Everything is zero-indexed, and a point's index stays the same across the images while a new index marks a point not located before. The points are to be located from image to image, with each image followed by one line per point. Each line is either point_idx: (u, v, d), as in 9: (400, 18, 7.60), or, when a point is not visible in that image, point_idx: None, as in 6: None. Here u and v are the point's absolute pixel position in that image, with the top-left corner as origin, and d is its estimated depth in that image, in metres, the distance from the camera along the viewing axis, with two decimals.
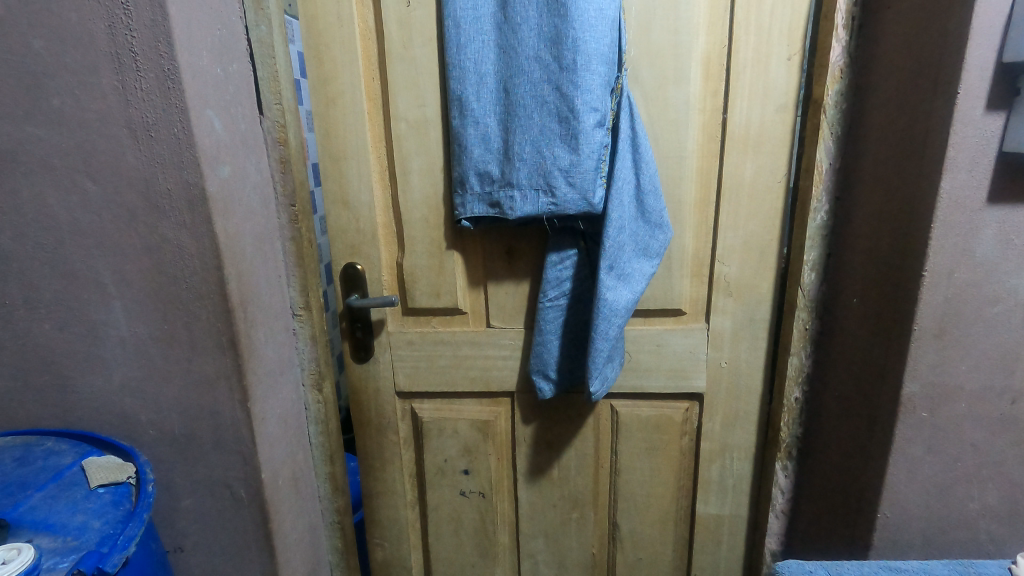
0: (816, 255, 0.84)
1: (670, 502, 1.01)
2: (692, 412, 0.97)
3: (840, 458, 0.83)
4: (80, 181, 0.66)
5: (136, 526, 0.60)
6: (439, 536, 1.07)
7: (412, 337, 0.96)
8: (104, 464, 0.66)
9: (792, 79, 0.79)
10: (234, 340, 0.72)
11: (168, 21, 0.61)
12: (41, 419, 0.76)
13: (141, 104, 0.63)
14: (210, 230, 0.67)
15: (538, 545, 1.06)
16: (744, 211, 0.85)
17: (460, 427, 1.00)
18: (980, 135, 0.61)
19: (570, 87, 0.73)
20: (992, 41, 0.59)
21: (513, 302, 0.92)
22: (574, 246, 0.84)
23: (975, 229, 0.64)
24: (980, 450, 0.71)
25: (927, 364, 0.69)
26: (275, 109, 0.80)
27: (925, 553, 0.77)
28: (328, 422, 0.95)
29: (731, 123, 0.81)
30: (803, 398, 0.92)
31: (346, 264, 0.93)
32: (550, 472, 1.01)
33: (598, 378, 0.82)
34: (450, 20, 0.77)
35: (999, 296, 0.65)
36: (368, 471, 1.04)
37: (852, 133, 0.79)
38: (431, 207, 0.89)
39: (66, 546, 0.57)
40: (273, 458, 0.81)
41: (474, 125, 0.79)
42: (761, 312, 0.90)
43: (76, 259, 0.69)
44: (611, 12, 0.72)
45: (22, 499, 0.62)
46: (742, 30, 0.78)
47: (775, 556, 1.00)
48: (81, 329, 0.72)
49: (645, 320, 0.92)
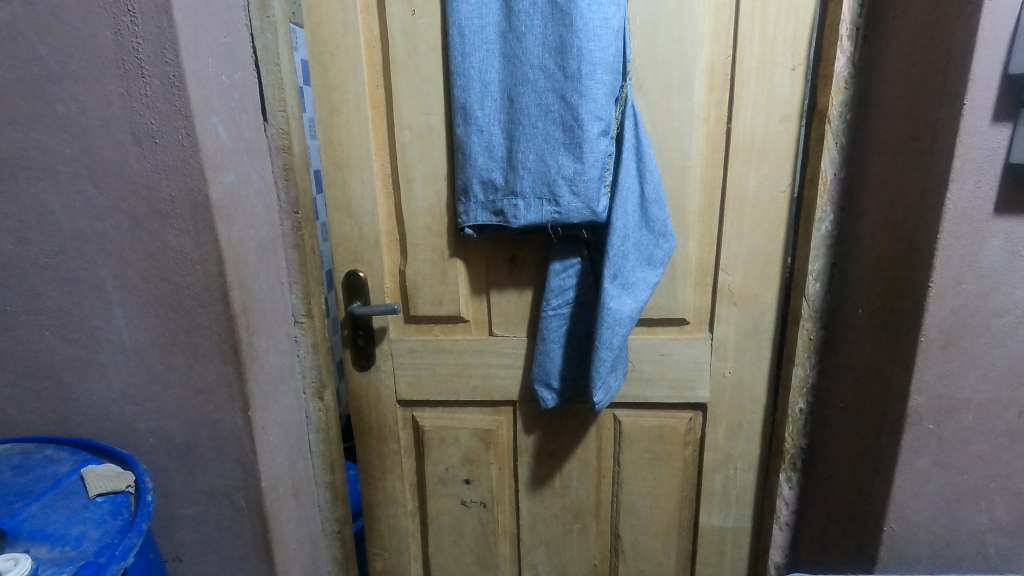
0: (821, 265, 0.84)
1: (673, 512, 1.00)
2: (696, 422, 0.96)
3: (845, 470, 0.82)
4: (84, 188, 0.66)
5: (135, 535, 0.59)
6: (439, 546, 1.06)
7: (413, 344, 0.95)
8: (103, 473, 0.65)
9: (796, 90, 0.79)
10: (236, 347, 0.71)
11: (175, 29, 0.61)
12: (40, 427, 0.75)
13: (145, 110, 0.63)
14: (213, 237, 0.67)
15: (539, 556, 1.05)
16: (749, 220, 0.85)
17: (461, 435, 0.99)
18: (986, 147, 0.61)
19: (575, 96, 0.73)
20: (999, 52, 0.59)
21: (515, 310, 0.92)
22: (577, 254, 0.84)
23: (983, 240, 0.64)
24: (987, 464, 0.71)
25: (934, 376, 0.68)
26: (280, 117, 0.80)
27: (931, 568, 0.76)
28: (329, 429, 0.94)
29: (734, 133, 0.81)
30: (808, 409, 0.91)
31: (349, 272, 0.92)
32: (551, 481, 1.00)
33: (601, 388, 0.82)
34: (454, 28, 0.77)
35: (1006, 307, 0.65)
36: (368, 480, 1.04)
37: (858, 142, 0.79)
38: (434, 215, 0.88)
39: (64, 556, 0.56)
40: (274, 467, 0.80)
41: (478, 133, 0.79)
42: (766, 321, 0.89)
43: (77, 266, 0.69)
44: (616, 21, 0.72)
45: (20, 508, 0.61)
46: (746, 40, 0.78)
47: (780, 569, 0.99)
48: (82, 336, 0.71)
49: (649, 329, 0.92)
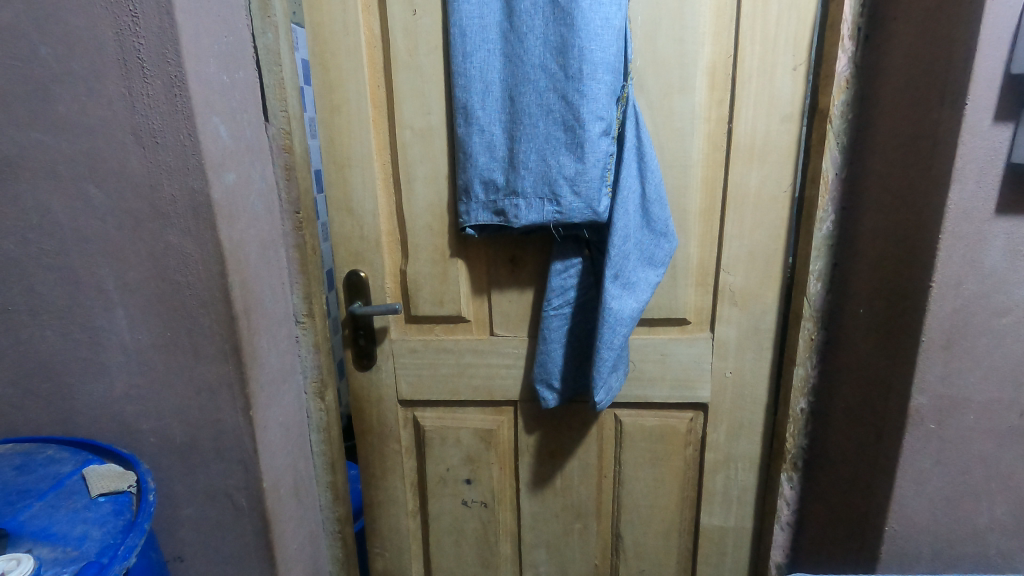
0: (822, 265, 0.84)
1: (674, 512, 1.00)
2: (696, 422, 0.96)
3: (847, 470, 0.82)
4: (86, 188, 0.66)
5: (137, 536, 0.59)
6: (440, 546, 1.06)
7: (414, 344, 0.95)
8: (104, 473, 0.65)
9: (798, 89, 0.79)
10: (237, 347, 0.71)
11: (176, 29, 0.61)
12: (41, 427, 0.75)
13: (147, 110, 0.63)
14: (214, 237, 0.67)
15: (540, 556, 1.05)
16: (751, 220, 0.85)
17: (462, 435, 1.00)
18: (987, 146, 0.61)
19: (575, 95, 0.73)
20: (1001, 52, 0.58)
21: (516, 310, 0.92)
22: (578, 255, 0.84)
23: (984, 240, 0.63)
24: (989, 464, 0.71)
25: (936, 376, 0.68)
26: (281, 117, 0.80)
27: (933, 568, 0.76)
28: (330, 429, 0.94)
29: (736, 133, 0.81)
30: (809, 409, 0.91)
31: (350, 271, 0.92)
32: (552, 481, 1.00)
33: (602, 387, 0.82)
34: (455, 28, 0.77)
35: (1008, 307, 0.65)
36: (369, 480, 1.04)
37: (859, 142, 0.79)
38: (435, 215, 0.89)
39: (66, 556, 0.56)
40: (275, 467, 0.80)
41: (479, 133, 0.79)
42: (767, 321, 0.89)
43: (79, 266, 0.69)
44: (617, 21, 0.72)
45: (22, 508, 0.61)
46: (748, 40, 0.78)
47: (781, 569, 0.99)
48: (83, 336, 0.71)
49: (650, 329, 0.92)
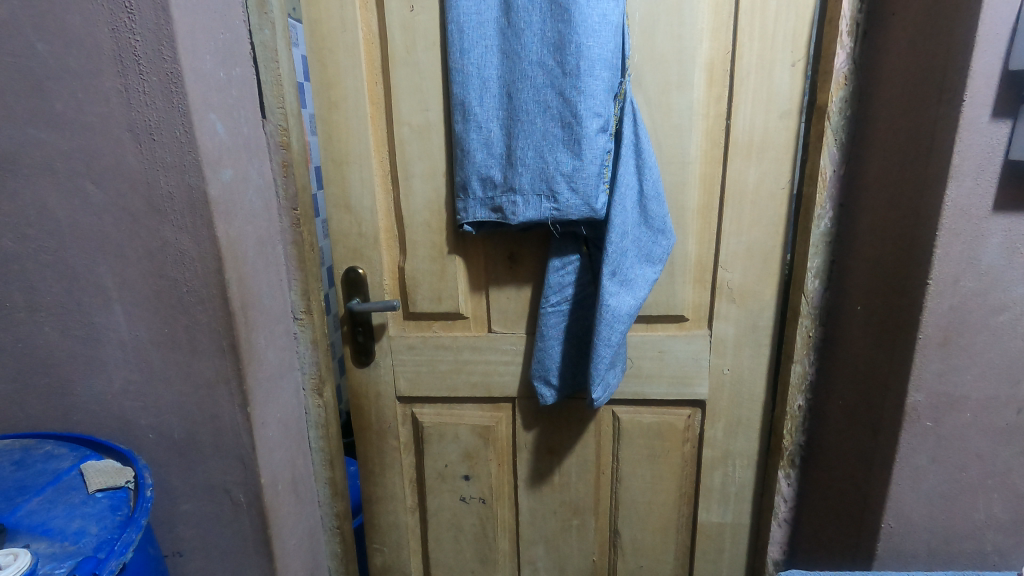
0: (819, 262, 0.84)
1: (672, 508, 1.00)
2: (694, 419, 0.96)
3: (844, 467, 0.82)
4: (83, 184, 0.66)
5: (134, 530, 0.59)
6: (439, 542, 1.06)
7: (412, 341, 0.96)
8: (102, 469, 0.66)
9: (796, 85, 0.79)
10: (234, 344, 0.71)
11: (172, 25, 0.61)
12: (40, 422, 0.75)
13: (144, 107, 0.63)
14: (212, 234, 0.67)
15: (538, 551, 1.05)
16: (748, 216, 0.85)
17: (460, 431, 1.00)
18: (986, 143, 0.60)
19: (573, 92, 0.73)
20: (998, 48, 0.58)
21: (514, 307, 0.92)
22: (576, 251, 0.84)
23: (981, 237, 0.63)
24: (986, 461, 0.71)
25: (932, 373, 0.68)
26: (278, 113, 0.80)
27: (929, 564, 0.76)
28: (328, 425, 0.94)
29: (734, 130, 0.81)
30: (806, 406, 0.91)
31: (347, 268, 0.92)
32: (550, 477, 1.01)
33: (599, 384, 0.82)
34: (453, 24, 0.77)
35: (1005, 304, 0.65)
36: (368, 476, 1.04)
37: (856, 139, 0.79)
38: (432, 211, 0.88)
39: (63, 551, 0.56)
40: (273, 463, 0.80)
41: (477, 129, 0.79)
42: (764, 318, 0.89)
43: (77, 262, 0.69)
44: (615, 17, 0.72)
45: (21, 502, 0.61)
46: (746, 36, 0.78)
47: (777, 566, 0.99)
48: (81, 331, 0.72)
49: (647, 325, 0.92)
